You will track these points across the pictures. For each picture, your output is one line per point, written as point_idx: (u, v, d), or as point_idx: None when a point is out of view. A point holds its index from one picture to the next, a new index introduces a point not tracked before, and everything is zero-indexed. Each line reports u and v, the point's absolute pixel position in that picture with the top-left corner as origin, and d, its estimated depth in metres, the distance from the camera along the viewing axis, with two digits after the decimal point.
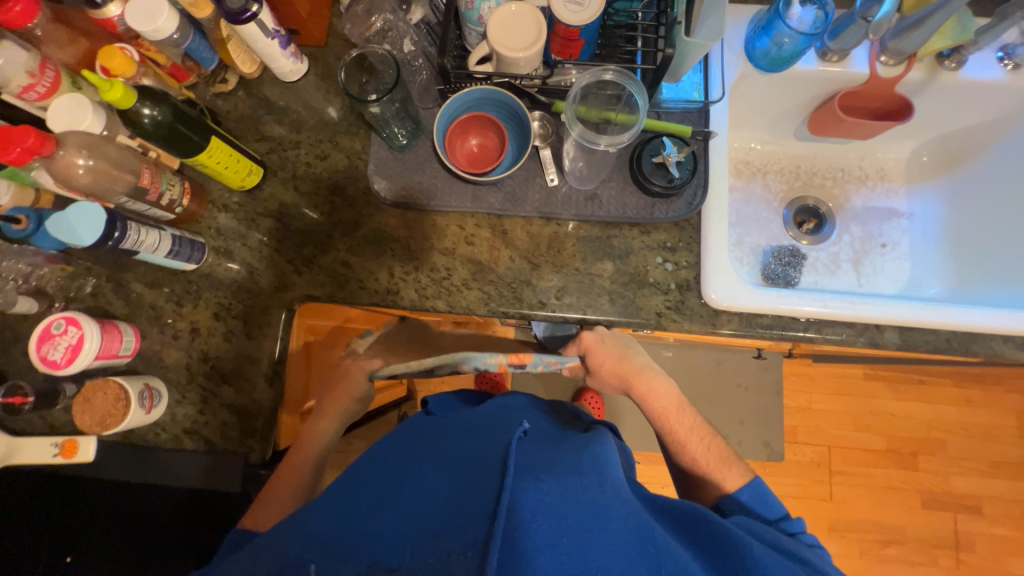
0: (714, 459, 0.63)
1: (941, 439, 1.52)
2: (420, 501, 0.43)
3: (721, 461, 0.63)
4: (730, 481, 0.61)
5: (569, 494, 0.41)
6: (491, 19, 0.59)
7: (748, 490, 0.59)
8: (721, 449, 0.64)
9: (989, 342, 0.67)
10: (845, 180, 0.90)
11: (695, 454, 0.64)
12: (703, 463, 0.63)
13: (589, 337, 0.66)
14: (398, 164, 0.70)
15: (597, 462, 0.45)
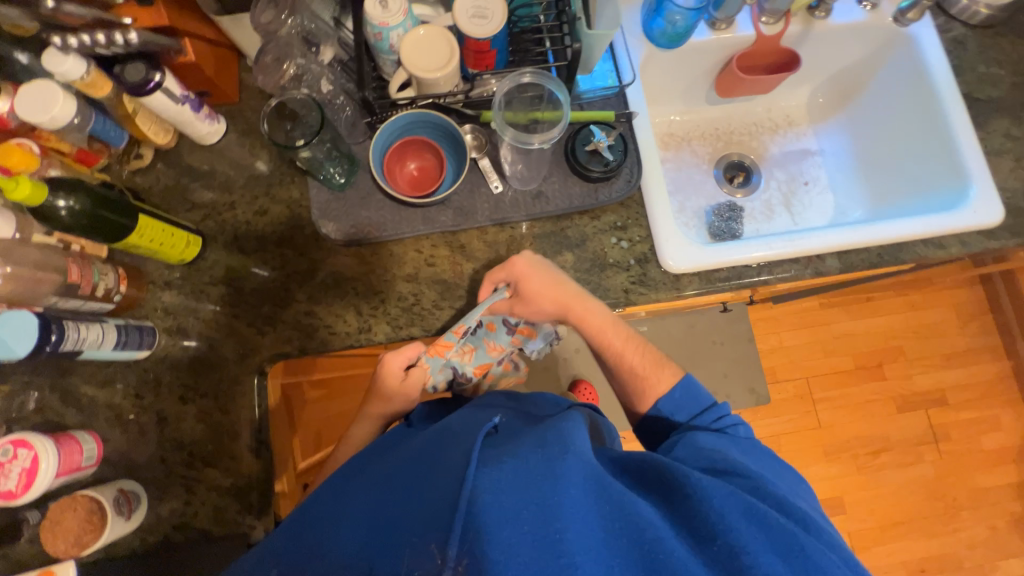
0: (647, 365, 0.67)
1: (898, 345, 1.65)
2: (385, 512, 0.43)
3: (653, 365, 0.67)
4: (664, 383, 0.65)
5: (527, 470, 0.41)
6: (403, 47, 0.61)
7: (680, 388, 0.63)
8: (652, 354, 0.69)
9: (913, 248, 0.74)
10: (760, 132, 0.97)
11: (632, 362, 0.68)
12: (639, 371, 0.67)
13: (521, 261, 0.64)
14: (342, 204, 0.70)
15: (559, 434, 0.44)
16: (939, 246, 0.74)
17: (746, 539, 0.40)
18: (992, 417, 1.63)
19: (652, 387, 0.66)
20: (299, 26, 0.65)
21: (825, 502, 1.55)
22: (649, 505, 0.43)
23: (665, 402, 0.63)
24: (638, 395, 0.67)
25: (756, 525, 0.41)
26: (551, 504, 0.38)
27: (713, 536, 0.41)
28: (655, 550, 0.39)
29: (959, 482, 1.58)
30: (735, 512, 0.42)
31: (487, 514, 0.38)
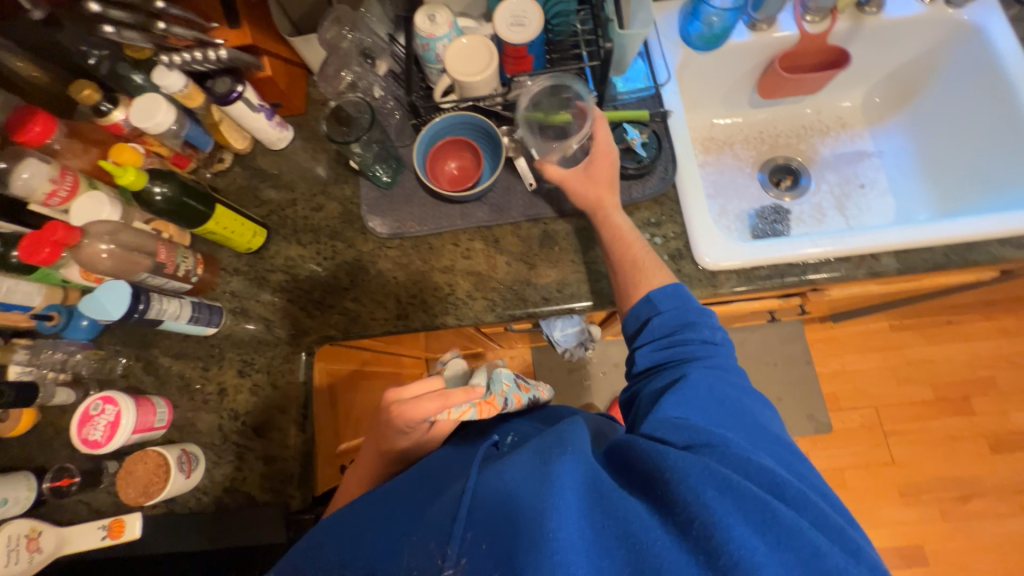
0: (646, 260, 0.64)
1: (989, 376, 1.46)
2: (395, 522, 0.47)
3: (653, 264, 0.63)
4: (658, 279, 0.62)
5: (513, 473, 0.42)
6: (448, 55, 0.67)
7: (670, 293, 0.60)
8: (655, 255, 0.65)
9: (986, 248, 0.67)
10: (809, 135, 0.94)
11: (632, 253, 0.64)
12: (639, 264, 0.63)
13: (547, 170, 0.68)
14: (388, 201, 0.76)
15: (559, 438, 0.45)
16: (1019, 246, 0.67)
17: (728, 519, 0.38)
18: None
19: (643, 282, 0.62)
20: (358, 42, 0.74)
21: (900, 550, 1.37)
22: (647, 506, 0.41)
23: (652, 299, 0.60)
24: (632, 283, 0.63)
25: (732, 499, 0.40)
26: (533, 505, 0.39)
27: (699, 528, 0.38)
28: (643, 547, 0.38)
29: None
30: (710, 488, 0.40)
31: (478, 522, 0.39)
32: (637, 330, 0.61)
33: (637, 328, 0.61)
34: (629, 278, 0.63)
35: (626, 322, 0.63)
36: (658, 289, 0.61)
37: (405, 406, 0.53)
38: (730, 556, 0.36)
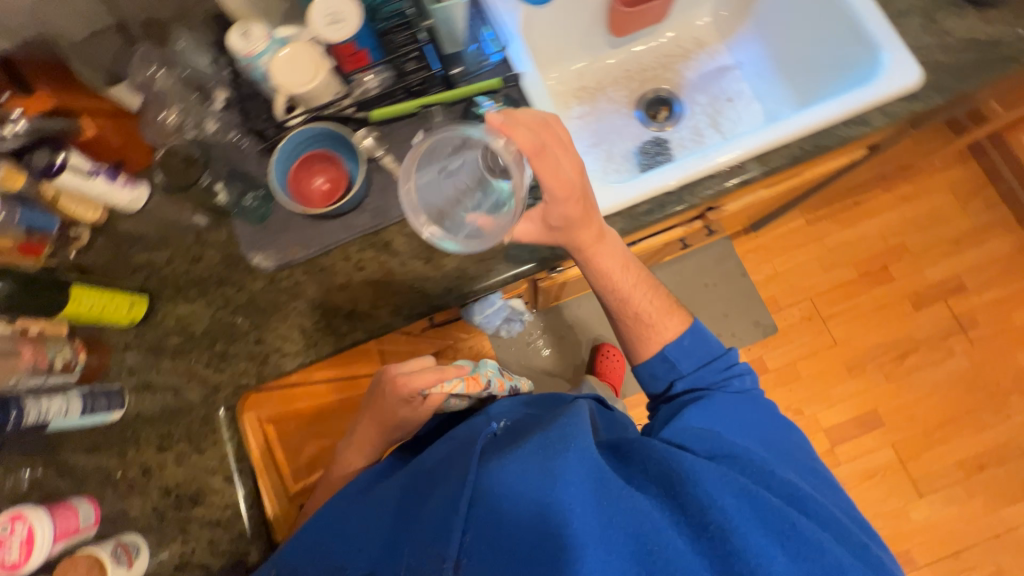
0: (658, 310, 0.72)
1: (900, 242, 1.58)
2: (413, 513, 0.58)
3: (664, 312, 0.72)
4: (671, 330, 0.71)
5: (521, 472, 0.52)
6: (275, 70, 0.64)
7: (688, 335, 0.71)
8: (663, 300, 0.73)
9: (834, 133, 0.71)
10: (672, 62, 0.95)
11: (638, 308, 0.71)
12: (650, 315, 0.71)
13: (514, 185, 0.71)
14: (267, 233, 0.73)
15: (562, 435, 0.55)
16: (860, 123, 0.70)
17: (735, 521, 0.50)
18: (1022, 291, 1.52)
19: (657, 333, 0.71)
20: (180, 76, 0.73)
21: (858, 418, 1.48)
22: (653, 497, 0.53)
23: (671, 346, 0.70)
24: (644, 338, 0.72)
25: (745, 505, 0.51)
26: (543, 505, 0.50)
27: (705, 522, 0.50)
28: (653, 537, 0.49)
29: (998, 366, 1.48)
30: (725, 495, 0.51)
31: (489, 515, 0.51)
32: (654, 378, 0.72)
33: (660, 380, 0.72)
34: (638, 328, 0.72)
35: (644, 366, 0.72)
36: (674, 342, 0.71)
37: (406, 379, 0.69)
38: (741, 557, 0.49)
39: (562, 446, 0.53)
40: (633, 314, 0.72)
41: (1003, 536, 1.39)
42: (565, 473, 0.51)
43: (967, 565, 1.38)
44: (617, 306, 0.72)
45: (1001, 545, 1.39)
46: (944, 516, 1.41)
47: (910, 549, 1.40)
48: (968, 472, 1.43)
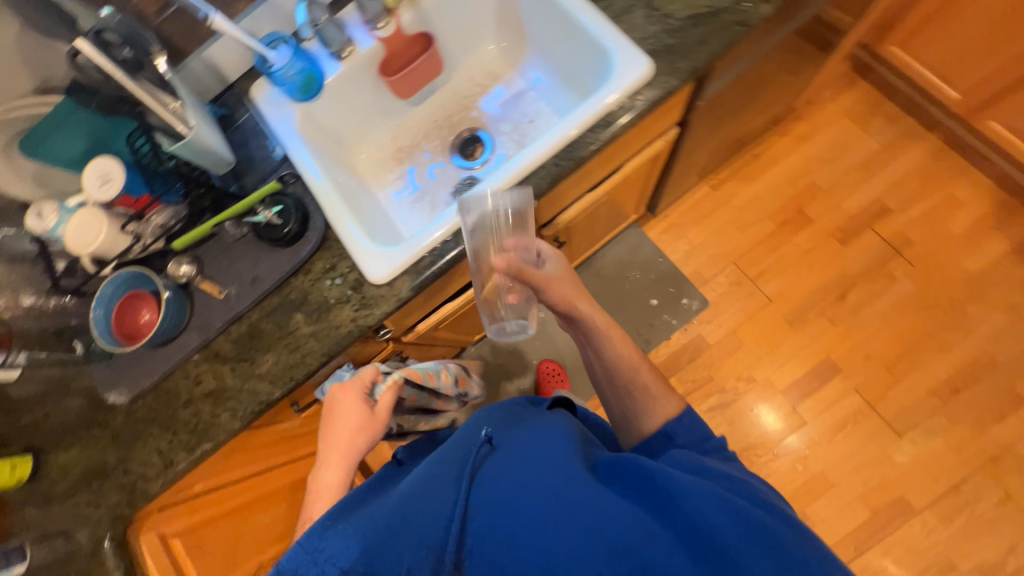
0: (659, 388, 0.70)
1: (811, 182, 1.53)
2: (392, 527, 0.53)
3: (664, 390, 0.69)
4: (673, 406, 0.68)
5: (516, 479, 0.52)
6: (69, 239, 0.71)
7: (686, 413, 0.65)
8: (660, 378, 0.71)
9: (585, 141, 0.73)
10: (473, 101, 0.99)
11: (639, 379, 0.70)
12: (651, 389, 0.69)
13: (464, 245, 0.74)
14: (115, 372, 0.80)
15: (547, 457, 0.54)
16: (606, 125, 0.73)
17: (727, 533, 0.45)
18: (949, 196, 1.45)
19: (660, 408, 0.67)
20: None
21: (814, 371, 1.42)
22: (642, 508, 0.48)
23: (670, 422, 0.65)
24: (650, 413, 0.67)
25: (740, 529, 0.45)
26: (536, 510, 0.49)
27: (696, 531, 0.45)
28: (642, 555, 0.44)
29: (945, 281, 1.40)
30: (714, 507, 0.47)
31: (482, 522, 0.50)
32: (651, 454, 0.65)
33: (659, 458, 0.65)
34: (643, 399, 0.69)
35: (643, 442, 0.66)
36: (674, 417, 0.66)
37: (351, 382, 0.71)
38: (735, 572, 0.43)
39: (560, 459, 0.53)
40: (641, 386, 0.70)
41: (1001, 458, 1.29)
42: (552, 480, 0.51)
43: (971, 498, 1.28)
44: (625, 385, 0.71)
45: (1002, 468, 1.28)
46: (931, 451, 1.32)
47: (904, 494, 1.31)
48: (944, 398, 1.34)
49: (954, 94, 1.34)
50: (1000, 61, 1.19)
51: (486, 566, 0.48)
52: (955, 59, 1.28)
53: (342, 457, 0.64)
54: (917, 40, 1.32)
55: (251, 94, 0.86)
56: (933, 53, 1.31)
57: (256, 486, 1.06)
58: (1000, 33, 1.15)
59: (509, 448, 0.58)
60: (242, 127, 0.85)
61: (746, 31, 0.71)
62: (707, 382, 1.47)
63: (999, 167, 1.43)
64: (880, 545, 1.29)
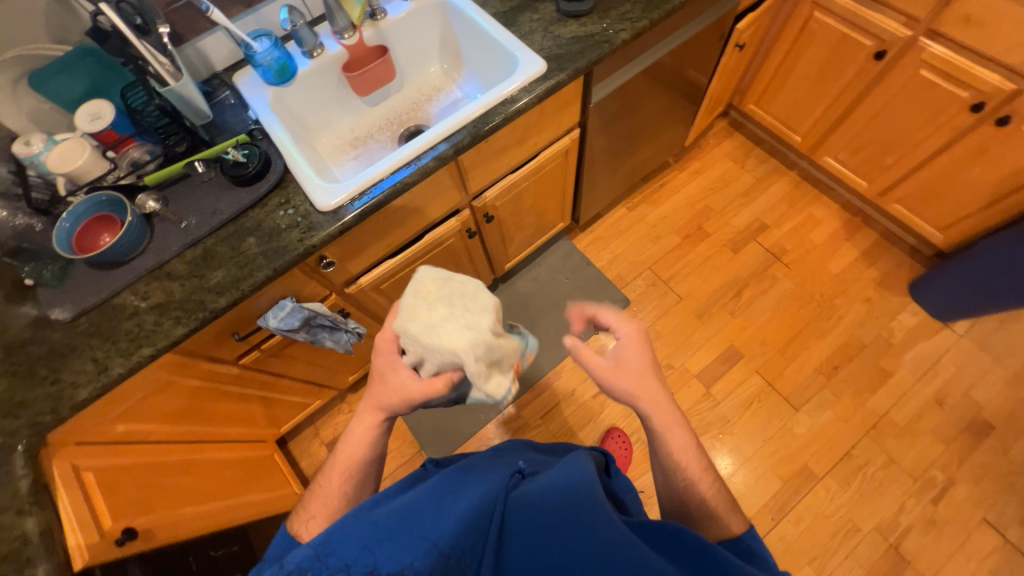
0: (720, 502, 0.60)
1: (706, 204, 1.87)
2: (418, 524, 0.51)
3: (727, 505, 0.60)
4: (733, 522, 0.58)
5: (551, 501, 0.52)
6: (52, 160, 0.84)
7: (749, 535, 0.57)
8: (724, 488, 0.62)
9: (496, 112, 0.96)
10: (420, 105, 1.23)
11: (705, 493, 0.60)
12: (712, 504, 0.59)
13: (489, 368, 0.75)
14: (63, 291, 0.85)
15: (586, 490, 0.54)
16: (513, 101, 0.97)
17: None
18: (810, 216, 1.81)
19: (717, 527, 0.58)
20: None
21: (721, 356, 1.61)
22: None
23: (728, 544, 0.56)
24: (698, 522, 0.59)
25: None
26: (576, 539, 0.49)
27: None
28: None
29: (815, 279, 1.70)
30: None
31: (515, 544, 0.51)
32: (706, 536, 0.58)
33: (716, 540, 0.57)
34: (698, 512, 0.60)
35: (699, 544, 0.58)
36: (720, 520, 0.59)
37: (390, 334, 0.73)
38: None
39: (596, 497, 0.53)
40: (700, 501, 0.60)
41: (879, 425, 1.47)
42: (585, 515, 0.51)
43: (861, 463, 1.43)
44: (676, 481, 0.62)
45: (882, 433, 1.46)
46: (824, 422, 1.49)
47: (807, 464, 1.44)
48: (828, 375, 1.55)
49: (797, 137, 1.75)
50: (820, 110, 1.60)
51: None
52: (793, 113, 1.70)
53: (369, 408, 0.68)
54: (765, 98, 1.76)
55: (233, 79, 1.05)
56: (777, 107, 1.74)
57: (176, 452, 1.04)
58: (816, 90, 1.57)
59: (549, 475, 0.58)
60: (222, 102, 1.03)
61: (612, 47, 1.01)
62: None
63: (842, 195, 1.82)
64: (793, 513, 1.39)
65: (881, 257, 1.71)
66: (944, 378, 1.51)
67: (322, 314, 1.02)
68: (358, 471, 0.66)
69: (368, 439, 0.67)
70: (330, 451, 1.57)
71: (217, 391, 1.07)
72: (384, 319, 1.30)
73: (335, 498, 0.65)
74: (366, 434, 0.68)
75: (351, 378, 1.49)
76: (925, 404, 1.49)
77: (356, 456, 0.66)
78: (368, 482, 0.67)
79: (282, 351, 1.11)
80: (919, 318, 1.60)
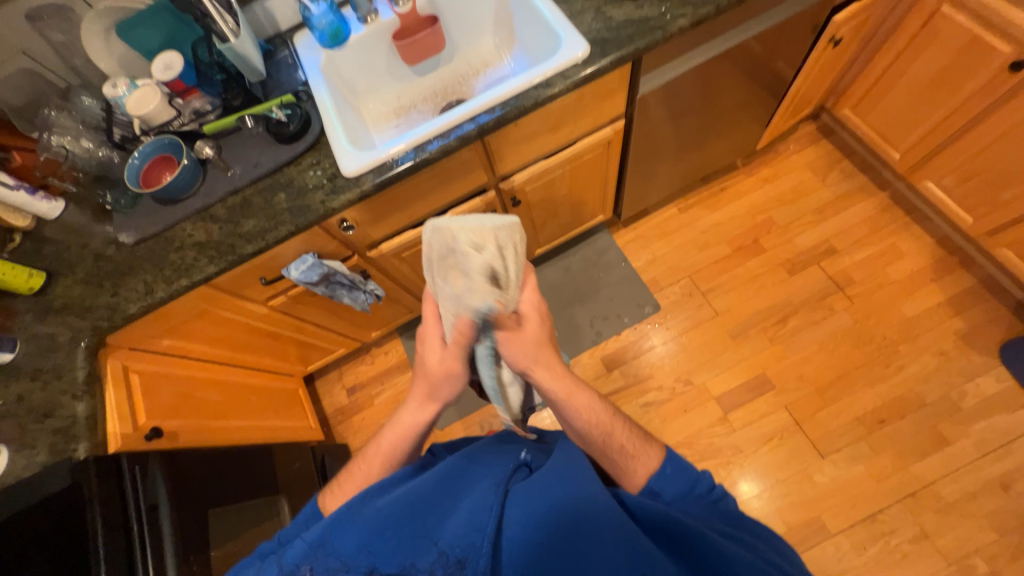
0: (636, 441, 0.63)
1: (769, 217, 1.69)
2: (415, 517, 0.51)
3: (643, 442, 0.63)
4: (654, 459, 0.62)
5: (548, 500, 0.51)
6: (131, 104, 0.96)
7: (670, 463, 0.61)
8: (638, 429, 0.65)
9: (527, 95, 0.94)
10: (466, 79, 1.23)
11: (621, 439, 0.62)
12: (630, 450, 0.62)
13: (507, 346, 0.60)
14: (129, 217, 0.98)
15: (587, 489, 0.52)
16: (547, 86, 0.93)
17: None
18: (893, 246, 1.57)
19: (642, 464, 0.61)
20: (66, 111, 1.01)
21: (748, 383, 1.50)
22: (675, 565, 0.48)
23: (655, 479, 0.60)
24: (624, 472, 0.61)
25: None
26: (573, 546, 0.48)
27: None
28: None
29: (880, 319, 1.49)
30: None
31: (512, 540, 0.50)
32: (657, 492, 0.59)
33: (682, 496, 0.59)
34: (621, 464, 0.61)
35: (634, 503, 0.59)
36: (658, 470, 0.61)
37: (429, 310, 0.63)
38: None
39: (597, 492, 0.52)
40: (619, 450, 0.62)
41: (920, 494, 1.30)
42: (585, 515, 0.50)
43: (886, 530, 1.28)
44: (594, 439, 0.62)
45: (920, 504, 1.29)
46: (852, 477, 1.35)
47: (821, 516, 1.32)
48: (870, 427, 1.39)
49: (896, 154, 1.52)
50: (928, 126, 1.37)
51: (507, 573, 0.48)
52: (895, 124, 1.46)
53: (420, 398, 0.63)
54: (864, 104, 1.53)
55: (293, 40, 1.12)
56: (877, 116, 1.51)
57: (211, 370, 1.20)
58: (927, 102, 1.34)
59: (550, 466, 0.56)
60: (280, 61, 1.10)
61: (665, 35, 0.93)
62: (647, 378, 1.55)
63: (940, 228, 1.57)
64: None
65: (972, 307, 1.46)
66: (1018, 460, 1.29)
67: (341, 273, 1.10)
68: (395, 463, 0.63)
69: (411, 431, 0.63)
70: (349, 396, 1.71)
71: (249, 326, 1.19)
72: (405, 284, 1.35)
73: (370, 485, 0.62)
74: (411, 424, 0.63)
75: (374, 334, 1.59)
76: (984, 484, 1.28)
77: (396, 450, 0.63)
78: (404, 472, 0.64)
79: (308, 297, 1.21)
80: (1004, 385, 1.36)
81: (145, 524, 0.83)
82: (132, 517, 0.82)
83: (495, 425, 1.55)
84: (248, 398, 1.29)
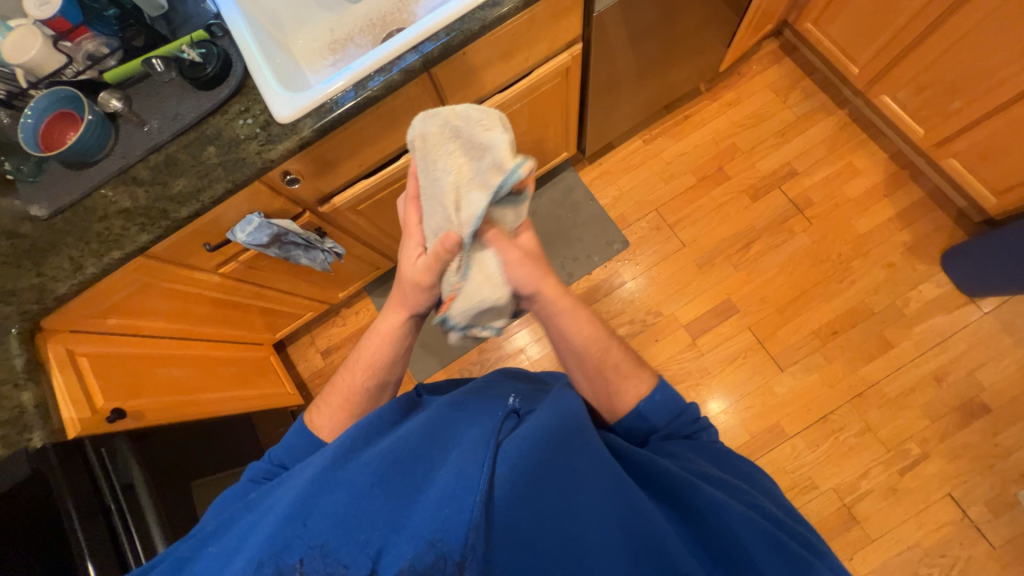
0: (628, 367, 0.68)
1: (733, 143, 1.68)
2: (400, 482, 0.47)
3: (635, 366, 0.68)
4: (643, 385, 0.66)
5: (541, 452, 0.50)
6: (6, 49, 0.84)
7: (659, 391, 0.65)
8: (632, 354, 0.70)
9: (474, 17, 0.85)
10: (406, 5, 1.10)
11: (615, 357, 0.68)
12: (625, 368, 0.67)
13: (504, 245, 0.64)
14: (37, 188, 0.87)
15: (581, 444, 0.52)
16: (495, 5, 0.85)
17: (751, 549, 0.47)
18: (850, 165, 1.60)
19: (632, 387, 0.66)
20: None
21: (714, 309, 1.55)
22: (665, 517, 0.50)
23: (643, 402, 0.64)
24: (617, 391, 0.66)
25: (766, 544, 0.48)
26: (571, 501, 0.47)
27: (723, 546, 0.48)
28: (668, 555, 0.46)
29: (836, 237, 1.55)
30: (744, 532, 0.48)
31: (508, 498, 0.46)
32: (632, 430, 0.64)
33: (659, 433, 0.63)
34: (614, 381, 0.66)
35: (618, 423, 0.65)
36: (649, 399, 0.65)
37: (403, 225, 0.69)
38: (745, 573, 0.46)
39: (589, 445, 0.52)
40: (613, 366, 0.67)
41: (866, 394, 1.43)
42: (582, 472, 0.49)
43: (837, 427, 1.42)
44: (594, 354, 0.67)
45: (866, 402, 1.43)
46: (808, 384, 1.46)
47: (780, 422, 1.44)
48: (824, 339, 1.49)
49: (855, 69, 1.50)
50: (886, 36, 1.34)
51: (509, 546, 0.44)
52: (856, 33, 1.42)
53: (396, 306, 0.70)
54: (825, 16, 1.48)
55: None
56: (838, 29, 1.47)
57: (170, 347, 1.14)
58: (885, 10, 1.30)
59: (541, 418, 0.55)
60: None
61: None
62: (619, 313, 1.58)
63: (893, 142, 1.60)
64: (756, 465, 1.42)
65: (919, 219, 1.53)
66: (951, 356, 1.42)
67: (294, 232, 1.03)
68: (379, 374, 0.70)
69: (391, 337, 0.70)
70: (324, 359, 1.68)
71: (204, 297, 1.13)
72: (365, 240, 1.29)
73: (358, 393, 0.69)
74: (390, 334, 0.70)
75: (342, 294, 1.54)
76: (921, 379, 1.42)
77: (378, 358, 0.70)
78: (382, 391, 0.71)
79: (262, 260, 1.14)
80: (943, 290, 1.47)
81: (124, 505, 0.82)
82: (108, 501, 0.81)
83: (475, 372, 1.58)
84: (217, 371, 1.26)
